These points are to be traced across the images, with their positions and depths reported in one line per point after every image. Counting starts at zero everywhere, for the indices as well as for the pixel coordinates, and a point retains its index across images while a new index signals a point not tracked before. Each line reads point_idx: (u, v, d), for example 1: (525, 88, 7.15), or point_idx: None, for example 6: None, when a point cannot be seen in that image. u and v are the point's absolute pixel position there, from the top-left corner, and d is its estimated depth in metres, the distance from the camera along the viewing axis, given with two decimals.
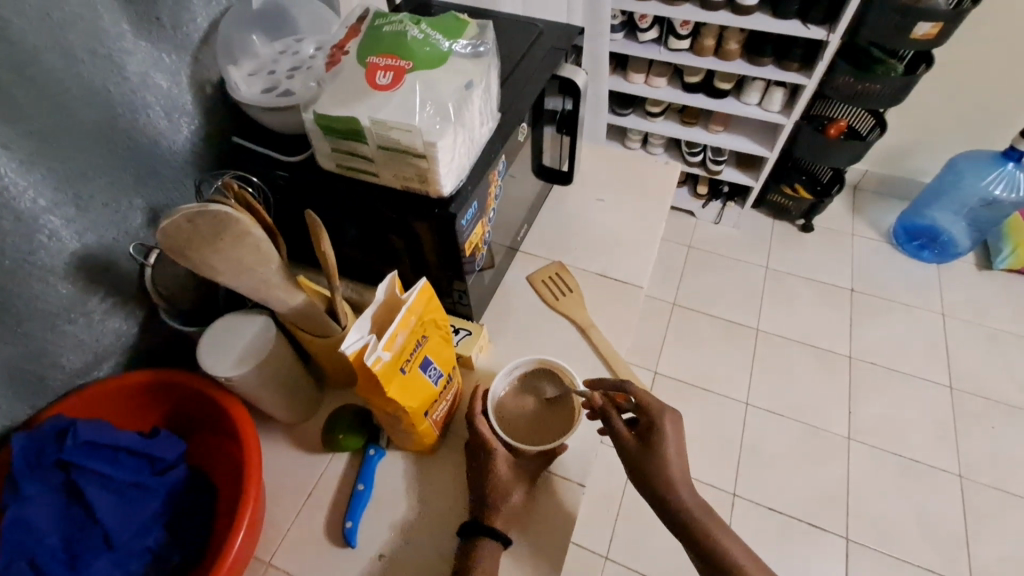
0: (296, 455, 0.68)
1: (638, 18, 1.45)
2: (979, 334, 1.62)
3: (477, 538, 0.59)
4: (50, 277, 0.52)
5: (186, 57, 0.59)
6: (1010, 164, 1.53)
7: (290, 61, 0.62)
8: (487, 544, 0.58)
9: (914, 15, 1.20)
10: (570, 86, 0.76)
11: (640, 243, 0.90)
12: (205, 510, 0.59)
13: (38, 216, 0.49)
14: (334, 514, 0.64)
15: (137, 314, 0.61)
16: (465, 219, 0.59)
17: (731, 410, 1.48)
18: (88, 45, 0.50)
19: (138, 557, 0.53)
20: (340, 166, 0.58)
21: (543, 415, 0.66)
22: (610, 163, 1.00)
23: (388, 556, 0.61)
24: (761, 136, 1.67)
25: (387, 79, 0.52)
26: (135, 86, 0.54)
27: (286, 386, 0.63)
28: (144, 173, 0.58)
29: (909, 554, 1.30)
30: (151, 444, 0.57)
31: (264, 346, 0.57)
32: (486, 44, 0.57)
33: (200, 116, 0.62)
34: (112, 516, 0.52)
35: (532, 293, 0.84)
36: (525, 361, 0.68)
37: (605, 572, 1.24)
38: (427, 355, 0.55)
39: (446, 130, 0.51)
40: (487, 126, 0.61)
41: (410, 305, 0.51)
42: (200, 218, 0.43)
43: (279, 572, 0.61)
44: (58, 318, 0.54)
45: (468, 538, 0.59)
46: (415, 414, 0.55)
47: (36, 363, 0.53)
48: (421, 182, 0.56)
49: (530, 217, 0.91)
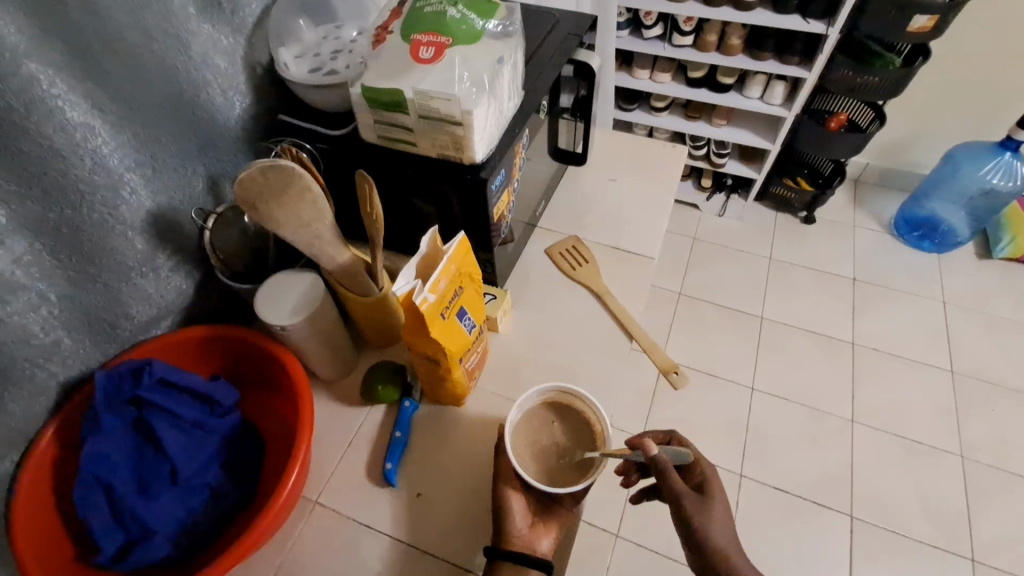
0: (336, 407, 0.73)
1: (643, 15, 1.51)
2: (979, 320, 1.66)
3: (498, 561, 0.59)
4: (128, 231, 0.58)
5: (240, 39, 0.65)
6: (1007, 154, 1.58)
7: (332, 45, 0.68)
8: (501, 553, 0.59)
9: (912, 9, 1.25)
10: (586, 70, 0.82)
11: (651, 220, 0.95)
12: (257, 454, 0.64)
13: (122, 174, 0.56)
14: (375, 459, 0.69)
15: (195, 274, 0.67)
16: (494, 184, 0.64)
17: (737, 394, 1.53)
18: (161, 24, 0.56)
19: (200, 491, 0.58)
20: (381, 137, 0.64)
21: (562, 459, 0.64)
22: (622, 147, 1.06)
23: (425, 495, 0.67)
24: (763, 129, 1.73)
25: (429, 53, 0.58)
26: (198, 64, 0.60)
27: (331, 341, 0.69)
28: (205, 145, 0.64)
29: (911, 531, 1.34)
30: (212, 389, 0.62)
31: (314, 299, 0.63)
32: (514, 24, 0.64)
33: (251, 95, 0.68)
34: (178, 450, 0.57)
35: (550, 265, 0.89)
36: (548, 389, 0.67)
37: (616, 548, 1.29)
38: (464, 306, 0.61)
39: (481, 99, 0.57)
40: (513, 101, 0.67)
41: (451, 255, 0.57)
42: (272, 171, 0.51)
43: (325, 510, 0.66)
44: (132, 272, 0.60)
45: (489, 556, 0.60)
46: (453, 359, 0.60)
47: (111, 312, 0.60)
48: (456, 150, 0.61)
49: (547, 195, 0.97)
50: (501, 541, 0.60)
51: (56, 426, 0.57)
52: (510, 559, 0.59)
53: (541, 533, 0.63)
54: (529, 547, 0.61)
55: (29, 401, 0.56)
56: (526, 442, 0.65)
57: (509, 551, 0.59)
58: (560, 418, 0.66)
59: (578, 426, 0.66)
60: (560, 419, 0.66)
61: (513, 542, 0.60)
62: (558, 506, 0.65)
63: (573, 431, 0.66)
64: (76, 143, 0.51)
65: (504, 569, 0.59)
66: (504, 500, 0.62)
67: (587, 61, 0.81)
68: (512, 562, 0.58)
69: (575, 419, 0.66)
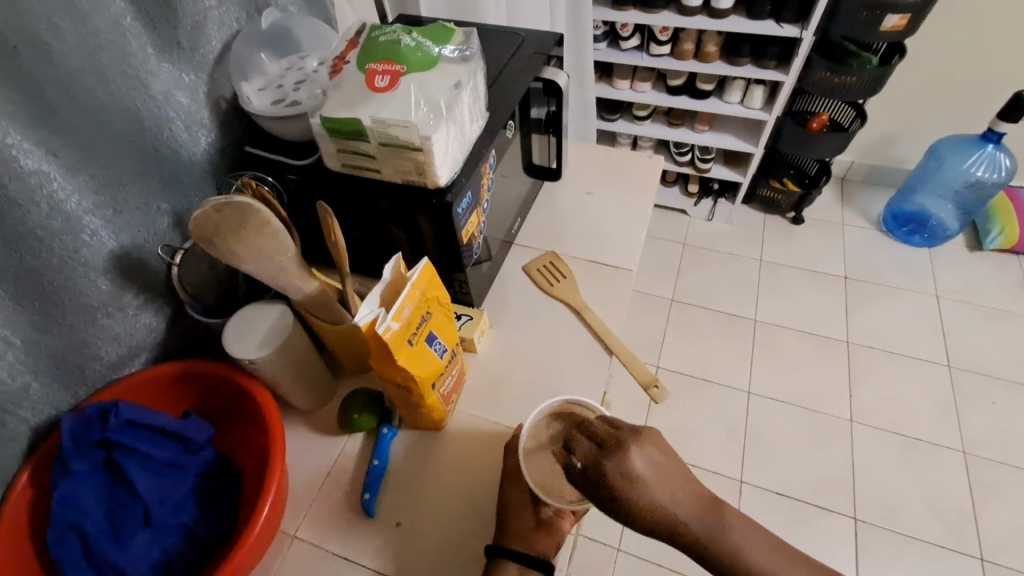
0: (314, 437, 0.72)
1: (620, 27, 1.53)
2: (974, 313, 1.66)
3: (499, 560, 0.59)
4: (91, 272, 0.58)
5: (202, 75, 0.65)
6: (990, 146, 1.59)
7: (295, 76, 0.69)
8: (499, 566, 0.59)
9: (883, 9, 1.26)
10: (554, 87, 0.83)
11: (630, 231, 0.95)
12: (233, 489, 0.63)
13: (81, 217, 0.56)
14: (354, 488, 0.68)
15: (165, 310, 0.67)
16: (460, 207, 0.64)
17: (735, 400, 1.52)
18: (119, 66, 0.56)
19: (174, 531, 0.57)
20: (344, 165, 0.64)
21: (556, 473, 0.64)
22: (598, 159, 1.06)
23: (406, 523, 0.66)
24: (745, 133, 1.74)
25: (385, 82, 0.58)
26: (159, 101, 0.61)
27: (304, 371, 0.68)
28: (168, 181, 0.64)
29: (916, 530, 1.32)
30: (183, 426, 0.61)
31: (283, 331, 0.63)
32: (471, 48, 0.64)
33: (216, 129, 0.68)
34: (150, 491, 0.56)
35: (529, 281, 0.89)
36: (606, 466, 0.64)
37: (618, 563, 1.27)
38: (433, 330, 0.61)
39: (440, 124, 0.57)
40: (476, 123, 0.67)
41: (415, 282, 0.57)
42: (226, 208, 0.52)
43: (304, 544, 0.65)
44: (98, 312, 0.60)
45: (490, 556, 0.60)
46: (424, 385, 0.60)
47: (79, 355, 0.60)
48: (419, 175, 0.61)
49: (524, 212, 0.98)
50: (504, 541, 0.61)
51: (29, 471, 0.56)
52: (513, 559, 0.59)
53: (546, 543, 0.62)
54: (531, 548, 0.61)
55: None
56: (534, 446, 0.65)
57: (516, 551, 0.59)
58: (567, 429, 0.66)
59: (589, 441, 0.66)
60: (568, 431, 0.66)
61: (518, 539, 0.61)
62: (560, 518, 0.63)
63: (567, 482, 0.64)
64: (32, 190, 0.51)
65: (506, 569, 0.59)
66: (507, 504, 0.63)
67: (555, 79, 0.81)
68: (517, 563, 0.59)
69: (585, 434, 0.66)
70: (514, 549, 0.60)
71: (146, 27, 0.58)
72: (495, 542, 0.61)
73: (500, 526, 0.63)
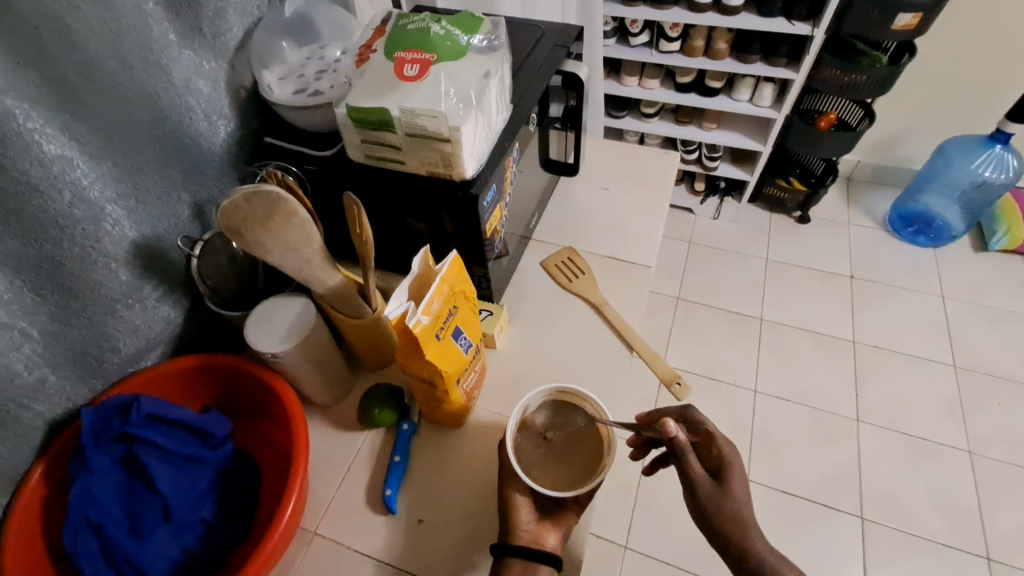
0: (334, 432, 0.72)
1: (629, 23, 1.51)
2: (980, 313, 1.66)
3: (505, 558, 0.58)
4: (112, 262, 0.57)
5: (223, 63, 0.64)
6: (997, 146, 1.59)
7: (316, 65, 0.68)
8: (514, 563, 0.58)
9: (895, 7, 1.25)
10: (575, 81, 0.81)
11: (645, 227, 0.94)
12: (253, 485, 0.61)
13: (103, 206, 0.55)
14: (375, 484, 0.68)
15: (183, 303, 0.66)
16: (485, 200, 0.63)
17: (742, 398, 1.51)
18: (140, 52, 0.55)
19: (194, 528, 0.56)
20: (368, 156, 0.63)
21: (560, 459, 0.63)
22: (612, 156, 1.05)
23: (428, 520, 0.65)
24: (753, 131, 1.73)
25: (414, 71, 0.57)
26: (180, 89, 0.59)
27: (325, 365, 0.67)
28: (187, 171, 0.63)
29: (923, 530, 1.32)
30: (204, 421, 0.60)
31: (306, 324, 0.62)
32: (499, 38, 0.63)
33: (235, 119, 0.67)
34: (171, 486, 0.55)
35: (546, 277, 0.88)
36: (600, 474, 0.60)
37: (625, 560, 1.26)
38: (459, 325, 0.60)
39: (468, 115, 0.56)
40: (501, 115, 0.66)
41: (444, 275, 0.56)
42: (255, 198, 0.50)
43: (324, 540, 0.64)
44: (117, 304, 0.59)
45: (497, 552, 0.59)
46: (451, 380, 0.59)
47: (97, 347, 0.58)
48: (445, 167, 0.60)
49: (540, 207, 0.96)
50: (512, 538, 0.59)
51: (44, 466, 0.55)
52: (518, 555, 0.58)
53: (548, 529, 0.61)
54: (537, 542, 0.60)
55: (13, 443, 0.54)
56: (531, 432, 0.65)
57: (519, 547, 0.58)
58: (559, 417, 0.66)
59: (587, 428, 0.64)
60: (561, 421, 0.66)
61: (520, 537, 0.59)
62: (565, 511, 0.62)
63: (561, 470, 0.62)
64: (54, 176, 0.50)
65: (513, 567, 0.58)
66: (509, 500, 0.61)
67: (576, 73, 0.80)
68: (522, 558, 0.57)
69: (580, 423, 0.65)
70: (521, 544, 0.59)
71: (169, 12, 0.57)
72: (499, 538, 0.60)
73: (502, 522, 0.61)
